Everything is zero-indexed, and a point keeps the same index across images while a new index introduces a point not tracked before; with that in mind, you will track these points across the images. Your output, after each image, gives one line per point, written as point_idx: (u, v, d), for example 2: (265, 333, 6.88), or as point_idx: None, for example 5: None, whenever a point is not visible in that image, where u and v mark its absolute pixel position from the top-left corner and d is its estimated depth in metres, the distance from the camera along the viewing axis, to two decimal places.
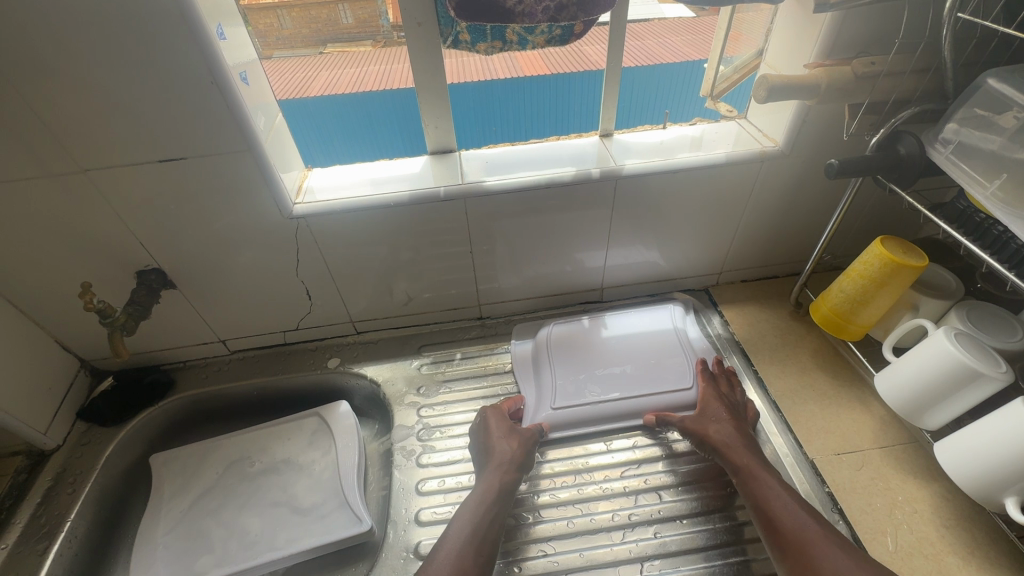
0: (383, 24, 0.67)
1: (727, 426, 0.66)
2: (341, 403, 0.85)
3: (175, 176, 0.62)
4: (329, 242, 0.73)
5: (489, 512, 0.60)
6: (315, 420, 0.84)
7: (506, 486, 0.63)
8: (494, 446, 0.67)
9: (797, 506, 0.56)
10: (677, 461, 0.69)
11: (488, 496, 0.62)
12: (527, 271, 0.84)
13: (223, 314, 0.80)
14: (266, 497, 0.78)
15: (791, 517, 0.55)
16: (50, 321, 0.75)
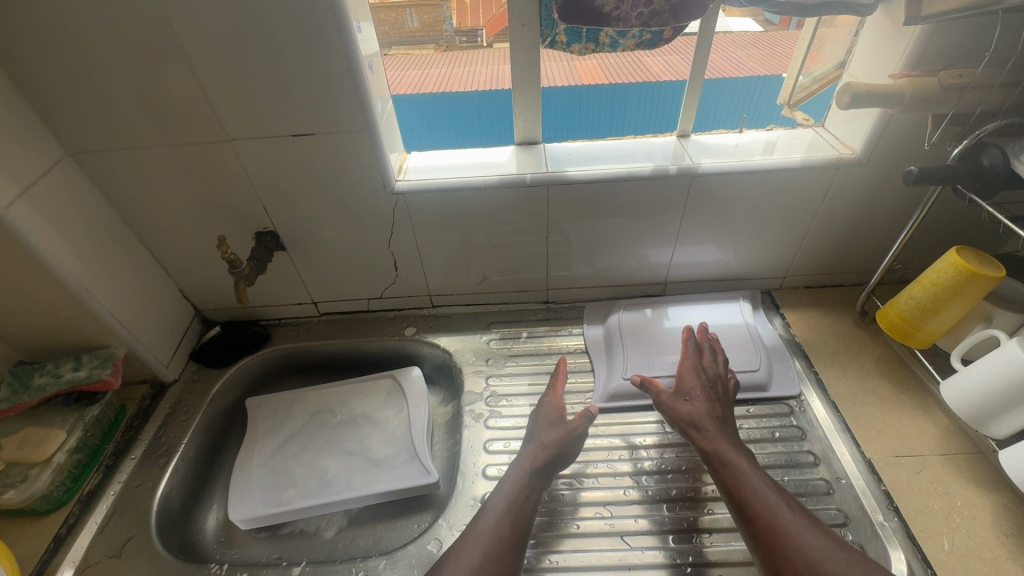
0: (447, 28, 0.88)
1: (700, 406, 0.69)
2: (413, 368, 0.93)
3: (302, 149, 0.71)
4: (422, 218, 0.80)
5: (524, 490, 0.64)
6: (390, 382, 0.92)
7: (540, 471, 0.66)
8: (541, 433, 0.70)
9: (765, 492, 0.59)
10: None
11: (513, 479, 0.66)
12: (596, 261, 0.89)
13: (320, 277, 0.89)
14: (342, 444, 0.86)
15: (759, 505, 0.58)
16: (178, 272, 0.86)
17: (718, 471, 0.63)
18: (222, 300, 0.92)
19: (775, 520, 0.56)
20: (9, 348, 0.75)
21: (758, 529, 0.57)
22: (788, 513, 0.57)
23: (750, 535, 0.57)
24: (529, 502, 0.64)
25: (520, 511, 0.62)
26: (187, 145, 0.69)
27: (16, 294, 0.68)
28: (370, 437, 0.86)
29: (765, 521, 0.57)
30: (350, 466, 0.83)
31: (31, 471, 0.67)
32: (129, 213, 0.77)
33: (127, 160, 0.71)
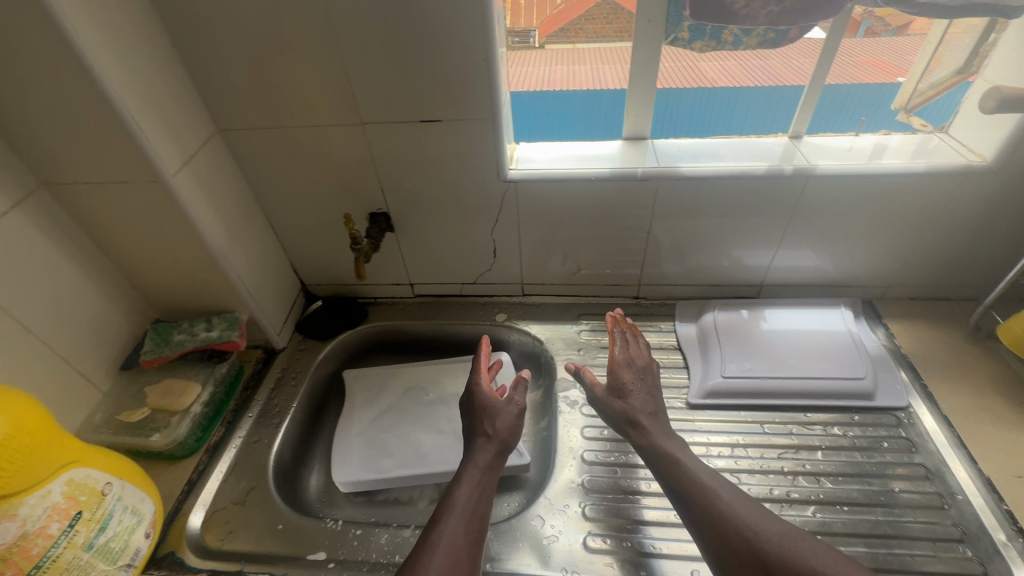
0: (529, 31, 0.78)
1: (631, 395, 0.70)
2: (502, 354, 0.95)
3: (427, 135, 0.74)
4: (528, 208, 0.83)
5: (478, 492, 0.64)
6: None
7: (489, 463, 0.67)
8: (488, 424, 0.71)
9: (719, 483, 0.59)
10: (819, 453, 0.72)
11: (470, 474, 0.66)
12: (694, 259, 0.89)
13: (421, 260, 0.93)
14: (435, 419, 0.89)
15: (706, 493, 0.58)
16: (292, 247, 0.92)
17: (659, 470, 0.63)
18: (327, 276, 0.97)
19: (716, 507, 0.56)
20: (149, 306, 0.82)
21: (709, 520, 0.56)
22: (729, 495, 0.58)
23: (698, 527, 0.57)
24: (484, 495, 0.64)
25: (477, 504, 0.63)
26: (322, 126, 0.74)
27: (164, 257, 0.75)
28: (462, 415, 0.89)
29: (709, 510, 0.57)
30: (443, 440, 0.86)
31: (173, 418, 0.73)
32: (259, 189, 0.83)
33: (266, 138, 0.76)
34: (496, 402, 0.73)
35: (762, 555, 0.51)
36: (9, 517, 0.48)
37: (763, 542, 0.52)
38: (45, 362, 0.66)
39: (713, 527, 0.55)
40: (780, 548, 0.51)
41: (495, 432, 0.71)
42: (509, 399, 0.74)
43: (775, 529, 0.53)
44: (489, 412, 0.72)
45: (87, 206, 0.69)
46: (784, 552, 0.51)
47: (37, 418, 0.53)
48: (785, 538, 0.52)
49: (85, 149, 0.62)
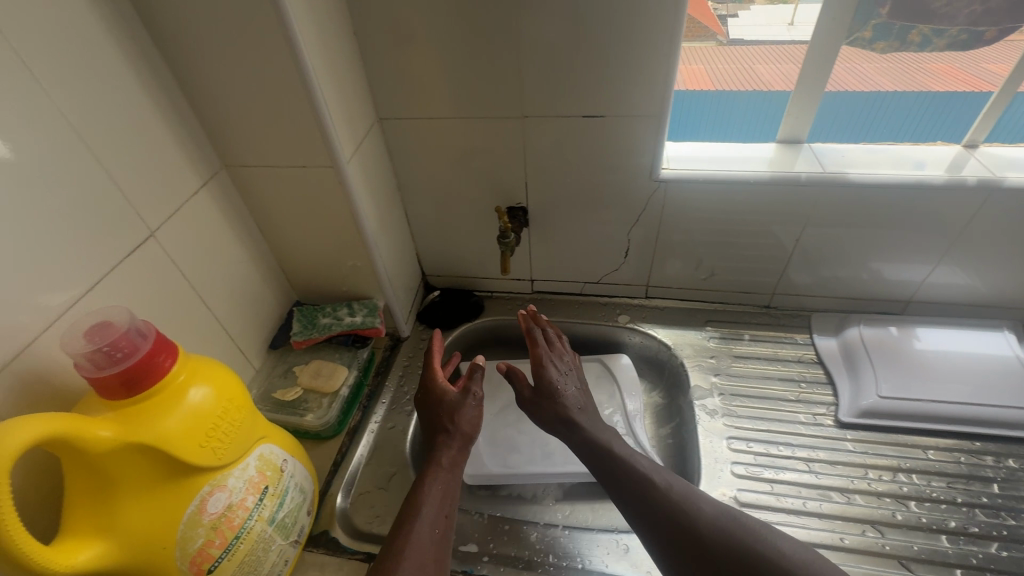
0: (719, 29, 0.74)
1: (568, 388, 0.72)
2: (622, 356, 0.93)
3: (585, 130, 0.73)
4: (672, 208, 0.81)
5: (443, 490, 0.62)
6: (599, 366, 0.93)
7: (450, 461, 0.66)
8: (448, 420, 0.69)
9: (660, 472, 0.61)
10: (994, 486, 0.67)
11: (435, 475, 0.64)
12: (840, 271, 0.84)
13: (547, 256, 0.92)
14: (558, 418, 0.88)
15: (648, 481, 0.60)
16: (422, 236, 0.93)
17: (618, 475, 0.62)
18: (449, 267, 0.98)
19: (658, 498, 0.58)
20: (292, 288, 0.84)
21: (649, 512, 0.58)
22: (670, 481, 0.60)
23: (644, 523, 0.58)
24: (448, 494, 0.63)
25: (439, 507, 0.61)
26: (480, 118, 0.74)
27: (318, 241, 0.77)
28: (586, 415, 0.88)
29: (662, 511, 0.57)
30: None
31: (324, 399, 0.75)
32: (402, 178, 0.84)
33: (422, 128, 0.77)
34: (457, 397, 0.70)
35: (705, 542, 0.54)
36: (221, 487, 0.50)
37: (723, 534, 0.54)
38: (218, 338, 0.69)
39: (646, 517, 0.58)
40: (726, 536, 0.53)
41: (457, 427, 0.69)
42: (466, 389, 0.71)
43: (716, 512, 0.56)
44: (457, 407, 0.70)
45: (258, 189, 0.71)
46: (725, 537, 0.53)
47: (243, 392, 0.54)
48: (730, 523, 0.55)
49: (273, 135, 0.64)
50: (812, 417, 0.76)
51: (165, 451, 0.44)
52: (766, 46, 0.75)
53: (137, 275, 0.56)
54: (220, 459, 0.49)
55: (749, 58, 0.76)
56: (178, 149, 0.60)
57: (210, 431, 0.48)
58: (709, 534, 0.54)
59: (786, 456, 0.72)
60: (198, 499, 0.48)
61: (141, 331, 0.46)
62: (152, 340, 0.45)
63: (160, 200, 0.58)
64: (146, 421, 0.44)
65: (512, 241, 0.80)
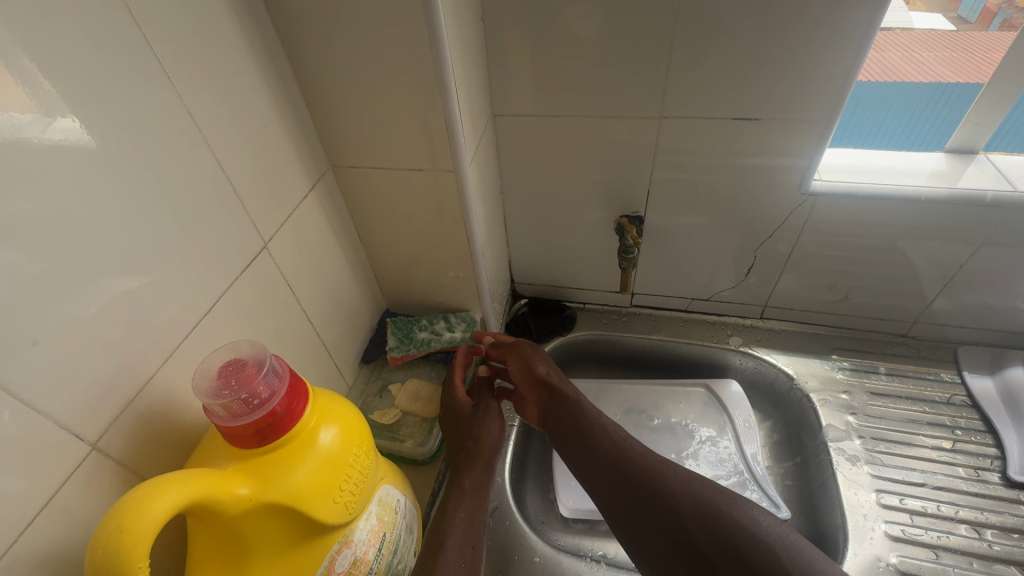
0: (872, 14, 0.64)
1: (554, 385, 0.64)
2: (732, 382, 0.83)
3: (729, 135, 0.65)
4: (815, 224, 0.71)
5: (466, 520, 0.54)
6: (705, 392, 0.83)
7: (476, 485, 0.58)
8: (468, 436, 0.62)
9: (630, 446, 0.55)
10: None
11: (465, 504, 0.55)
12: (1006, 304, 0.73)
13: (655, 268, 0.84)
14: (663, 447, 0.79)
15: (620, 457, 0.54)
16: (518, 242, 0.86)
17: (613, 463, 0.54)
18: (542, 275, 0.90)
19: (625, 474, 0.53)
20: (382, 296, 0.79)
21: (644, 508, 0.50)
22: (642, 452, 0.54)
23: (617, 509, 0.52)
24: (476, 523, 0.54)
25: (466, 540, 0.53)
26: (605, 117, 0.67)
27: (419, 248, 0.70)
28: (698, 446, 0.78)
29: (665, 508, 0.49)
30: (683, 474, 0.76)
31: (422, 424, 0.69)
32: (506, 180, 0.77)
33: (538, 128, 0.70)
34: (473, 412, 0.64)
35: (681, 518, 0.48)
36: (347, 543, 0.44)
37: (704, 511, 0.48)
38: (319, 352, 0.64)
39: (620, 500, 0.52)
40: (707, 512, 0.47)
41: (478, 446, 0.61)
42: (483, 405, 0.65)
43: (691, 484, 0.50)
44: (475, 422, 0.63)
45: (362, 192, 0.65)
46: (701, 509, 0.48)
47: (368, 434, 0.47)
48: (714, 496, 0.49)
49: (392, 132, 0.58)
50: (975, 472, 0.68)
51: (299, 509, 0.39)
52: (915, 30, 0.65)
53: (254, 287, 0.52)
54: (350, 514, 0.43)
55: (901, 46, 0.65)
56: (291, 149, 0.56)
57: (342, 483, 0.42)
58: (689, 508, 0.48)
59: (948, 517, 0.64)
60: (326, 557, 0.42)
61: (276, 371, 0.40)
62: (287, 383, 0.40)
63: (274, 206, 0.54)
64: (279, 475, 0.38)
65: (635, 257, 0.76)
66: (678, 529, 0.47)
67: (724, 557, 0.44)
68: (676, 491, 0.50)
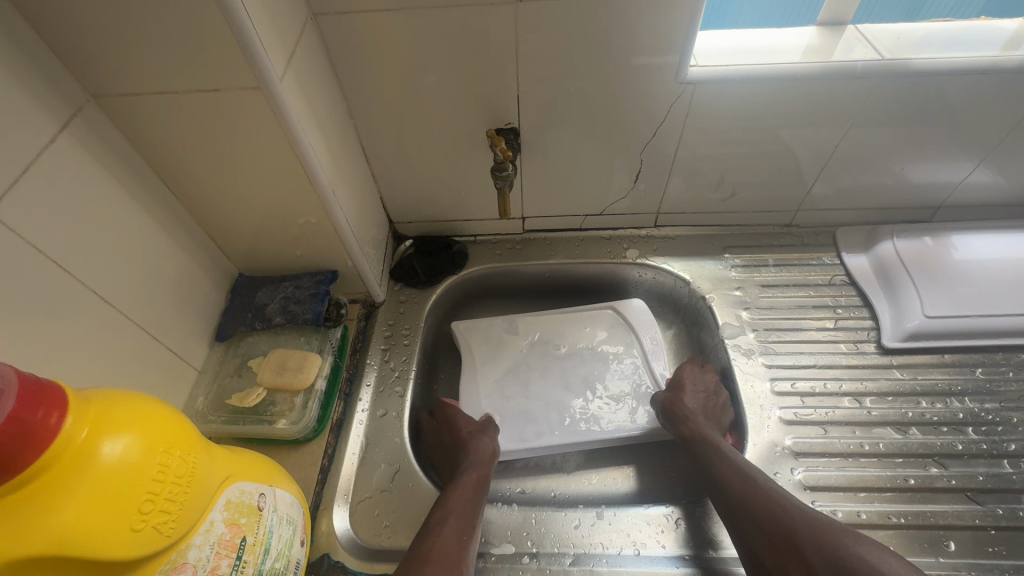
0: None
1: (699, 418, 0.63)
2: (634, 300, 0.79)
3: (596, 20, 0.56)
4: (697, 120, 0.66)
5: (467, 519, 0.53)
6: (610, 313, 0.79)
7: (477, 474, 0.58)
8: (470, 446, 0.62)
9: (755, 478, 0.54)
10: None
11: (459, 499, 0.55)
12: (875, 182, 0.75)
13: (542, 187, 0.77)
14: (570, 373, 0.74)
15: (745, 488, 0.53)
16: (385, 174, 0.74)
17: (724, 480, 0.55)
18: (423, 210, 0.80)
19: (750, 500, 0.52)
20: (226, 258, 0.66)
21: (752, 522, 0.51)
22: (770, 486, 0.53)
23: (739, 526, 0.52)
24: (471, 524, 0.53)
25: (462, 537, 0.51)
26: (452, 8, 0.55)
27: (251, 192, 0.57)
28: (605, 368, 0.74)
29: (767, 517, 0.50)
30: (594, 398, 0.72)
31: (296, 398, 0.61)
32: (352, 97, 0.64)
33: (374, 27, 0.57)
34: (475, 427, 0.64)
35: (799, 548, 0.47)
36: (178, 568, 0.36)
37: (820, 541, 0.47)
38: (134, 341, 0.51)
39: (739, 522, 0.52)
40: (823, 543, 0.47)
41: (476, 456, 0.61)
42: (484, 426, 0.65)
43: (806, 518, 0.49)
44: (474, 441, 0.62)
45: (152, 131, 0.50)
46: (818, 541, 0.47)
47: (187, 431, 0.38)
48: (826, 528, 0.48)
49: (159, 40, 0.43)
50: (855, 346, 0.71)
51: (73, 555, 0.29)
52: None
53: None
54: (169, 537, 0.34)
55: None
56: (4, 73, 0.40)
57: (146, 506, 0.33)
58: (808, 540, 0.47)
59: (834, 393, 0.67)
60: None
61: None
62: (15, 397, 0.29)
63: None
64: (31, 521, 0.28)
65: (510, 175, 0.68)
66: (794, 551, 0.48)
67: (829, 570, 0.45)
68: (795, 522, 0.49)
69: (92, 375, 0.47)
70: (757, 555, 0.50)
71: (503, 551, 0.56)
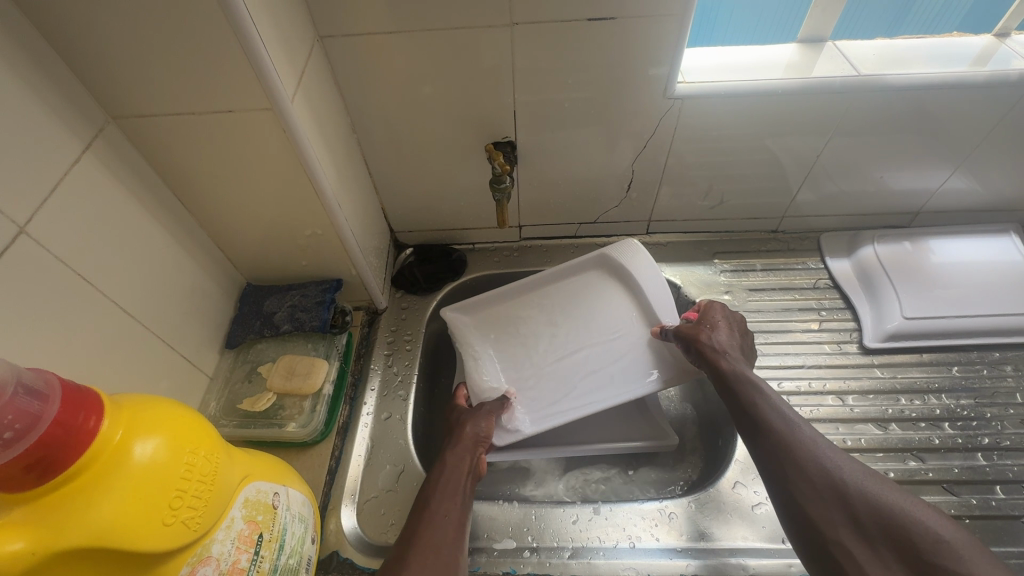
0: None
1: (731, 353, 0.63)
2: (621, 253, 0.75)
3: (588, 41, 0.60)
4: (687, 132, 0.70)
5: (449, 498, 0.54)
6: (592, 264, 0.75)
7: (458, 458, 0.58)
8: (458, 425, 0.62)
9: (802, 429, 0.54)
10: (1011, 396, 0.69)
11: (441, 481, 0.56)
12: (856, 189, 0.78)
13: (537, 196, 0.80)
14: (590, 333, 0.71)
15: (794, 437, 0.53)
16: (386, 186, 0.77)
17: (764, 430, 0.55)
18: (423, 219, 0.83)
19: (800, 450, 0.52)
20: (234, 268, 0.68)
21: (796, 475, 0.51)
22: (814, 438, 0.53)
23: (782, 473, 0.52)
24: (453, 502, 0.54)
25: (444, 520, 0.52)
26: (451, 30, 0.58)
27: (261, 206, 0.60)
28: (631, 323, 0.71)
29: (812, 470, 0.50)
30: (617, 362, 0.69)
31: (304, 402, 0.64)
32: (356, 112, 0.67)
33: (376, 48, 0.60)
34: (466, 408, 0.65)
35: (849, 501, 0.48)
36: (203, 561, 0.38)
37: (872, 498, 0.48)
38: (150, 349, 0.54)
39: (784, 472, 0.51)
40: (874, 500, 0.48)
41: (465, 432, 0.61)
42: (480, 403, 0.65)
43: (856, 474, 0.50)
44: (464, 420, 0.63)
45: (167, 148, 0.53)
46: (868, 497, 0.48)
47: (207, 432, 0.40)
48: (879, 487, 0.48)
49: (177, 64, 0.46)
50: (838, 346, 0.74)
51: (113, 547, 0.32)
52: None
53: (12, 288, 0.40)
54: (196, 531, 0.37)
55: None
56: (31, 96, 0.42)
57: (176, 501, 0.35)
58: (859, 495, 0.48)
59: (819, 391, 0.70)
60: None
61: (34, 391, 0.31)
62: (59, 401, 0.31)
63: (21, 176, 0.41)
64: (73, 515, 0.31)
65: (508, 188, 0.71)
66: (845, 504, 0.48)
67: (881, 524, 0.46)
68: (847, 478, 0.49)
69: (112, 382, 0.49)
70: (802, 506, 0.50)
71: (506, 547, 0.59)
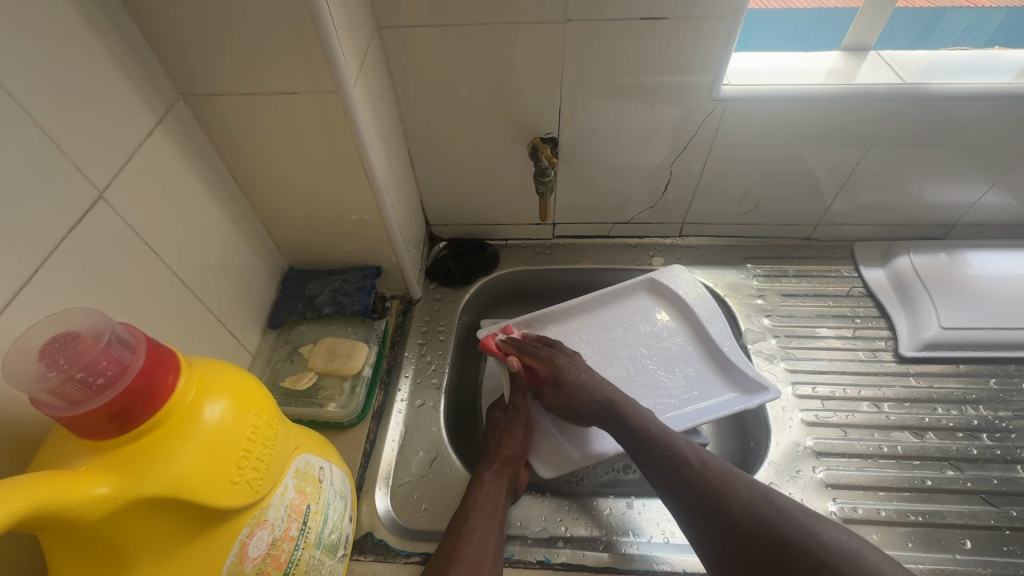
0: None
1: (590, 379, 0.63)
2: (677, 270, 0.77)
3: (640, 40, 0.61)
4: (727, 136, 0.70)
5: (490, 516, 0.54)
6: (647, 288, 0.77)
7: (496, 472, 0.59)
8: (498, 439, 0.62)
9: (707, 468, 0.52)
10: None
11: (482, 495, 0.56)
12: (892, 200, 0.78)
13: (574, 195, 0.81)
14: (645, 356, 0.72)
15: (695, 480, 0.51)
16: (427, 179, 0.79)
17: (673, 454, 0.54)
18: (459, 213, 0.84)
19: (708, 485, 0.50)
20: (279, 251, 0.70)
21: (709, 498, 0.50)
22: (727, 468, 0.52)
23: (694, 506, 0.50)
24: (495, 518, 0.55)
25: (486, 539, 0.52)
26: (506, 25, 0.60)
27: (313, 190, 0.61)
28: (685, 348, 0.72)
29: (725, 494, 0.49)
30: (686, 382, 0.69)
31: (344, 383, 0.65)
32: (404, 103, 0.69)
33: (432, 41, 0.62)
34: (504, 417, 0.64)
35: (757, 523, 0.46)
36: (261, 524, 0.39)
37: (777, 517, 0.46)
38: (203, 321, 0.55)
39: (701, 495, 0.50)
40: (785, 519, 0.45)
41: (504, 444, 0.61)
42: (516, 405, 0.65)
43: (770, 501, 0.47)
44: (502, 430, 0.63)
45: (228, 128, 0.54)
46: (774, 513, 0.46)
47: (267, 400, 0.41)
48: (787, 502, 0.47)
49: (250, 47, 0.48)
50: (872, 353, 0.74)
51: (190, 498, 0.33)
52: None
53: (88, 251, 0.42)
54: (257, 493, 0.38)
55: None
56: (114, 69, 0.44)
57: (243, 460, 0.36)
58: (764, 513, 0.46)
59: (853, 397, 0.70)
60: (235, 544, 0.37)
61: (125, 342, 0.33)
62: (144, 354, 0.33)
63: (101, 145, 0.43)
64: (154, 463, 0.32)
65: (552, 180, 0.71)
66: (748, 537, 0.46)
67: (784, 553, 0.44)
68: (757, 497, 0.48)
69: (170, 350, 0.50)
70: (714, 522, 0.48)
71: (542, 536, 0.59)
